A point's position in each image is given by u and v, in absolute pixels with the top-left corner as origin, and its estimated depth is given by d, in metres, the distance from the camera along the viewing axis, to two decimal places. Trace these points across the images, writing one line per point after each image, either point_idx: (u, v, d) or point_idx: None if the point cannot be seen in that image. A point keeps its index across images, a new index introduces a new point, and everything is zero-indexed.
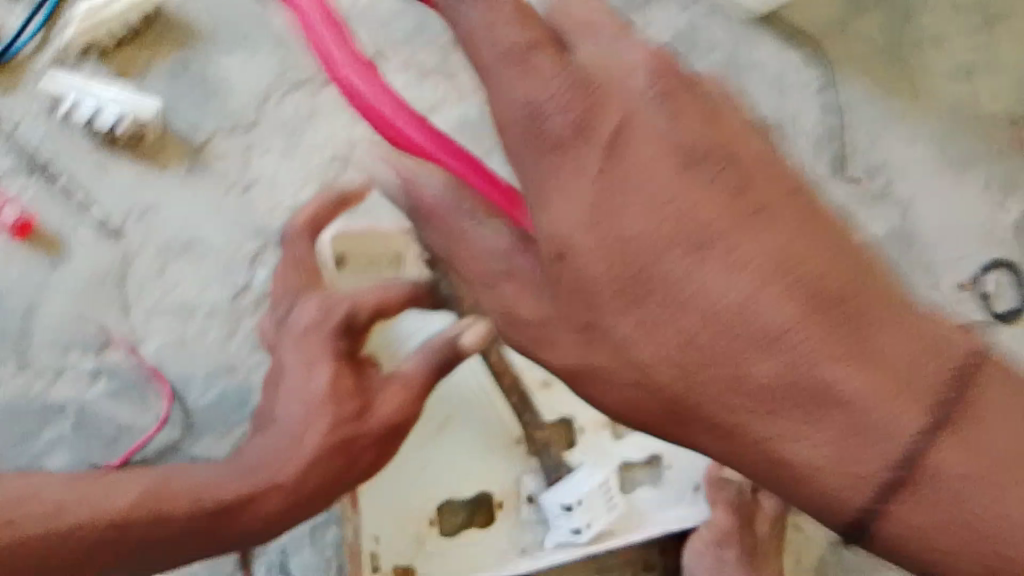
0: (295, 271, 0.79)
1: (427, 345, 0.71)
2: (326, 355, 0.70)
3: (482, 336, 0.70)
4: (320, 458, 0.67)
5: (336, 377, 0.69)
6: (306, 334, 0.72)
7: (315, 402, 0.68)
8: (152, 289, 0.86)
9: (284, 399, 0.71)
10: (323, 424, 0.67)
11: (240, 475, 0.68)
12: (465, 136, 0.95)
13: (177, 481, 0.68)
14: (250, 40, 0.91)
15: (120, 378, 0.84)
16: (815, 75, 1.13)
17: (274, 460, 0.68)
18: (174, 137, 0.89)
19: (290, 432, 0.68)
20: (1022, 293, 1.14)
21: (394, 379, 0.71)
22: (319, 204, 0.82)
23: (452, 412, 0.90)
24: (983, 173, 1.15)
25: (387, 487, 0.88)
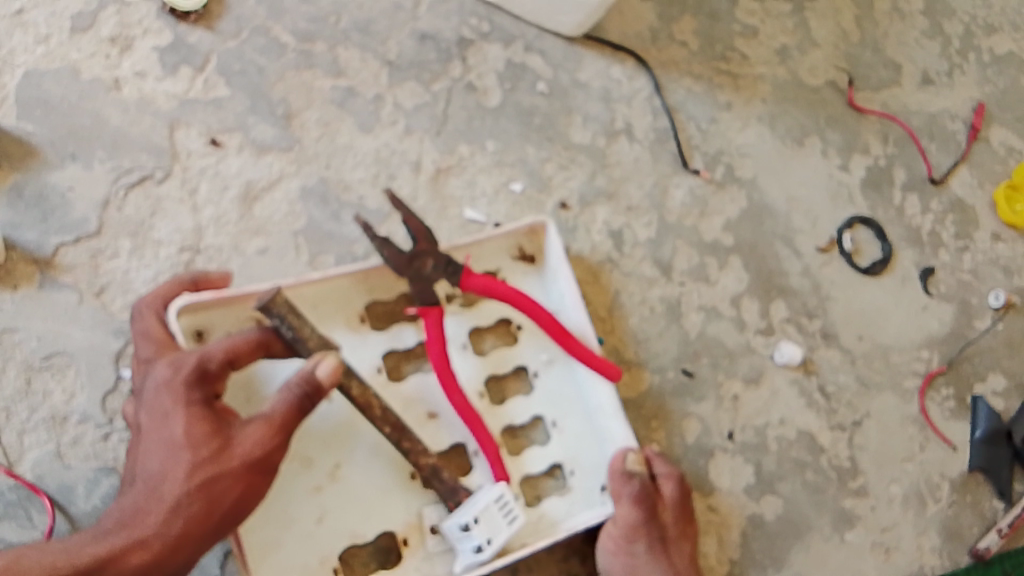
0: (145, 341, 0.81)
1: (287, 383, 0.75)
2: (178, 404, 0.72)
3: (336, 366, 0.74)
4: (180, 503, 0.70)
5: (189, 423, 0.72)
6: (157, 389, 0.74)
7: (171, 450, 0.71)
8: (20, 408, 0.87)
9: (141, 454, 0.73)
10: (180, 469, 0.70)
11: (97, 538, 0.69)
12: (311, 202, 1.00)
13: (29, 559, 0.69)
14: (83, 152, 0.95)
15: (2, 500, 0.85)
16: (644, 83, 1.19)
17: (134, 516, 0.70)
18: (20, 256, 0.91)
19: (149, 483, 0.71)
20: (881, 243, 1.21)
21: (255, 418, 0.73)
22: (173, 282, 0.87)
23: (339, 454, 0.90)
24: (818, 143, 1.24)
25: (281, 542, 0.86)
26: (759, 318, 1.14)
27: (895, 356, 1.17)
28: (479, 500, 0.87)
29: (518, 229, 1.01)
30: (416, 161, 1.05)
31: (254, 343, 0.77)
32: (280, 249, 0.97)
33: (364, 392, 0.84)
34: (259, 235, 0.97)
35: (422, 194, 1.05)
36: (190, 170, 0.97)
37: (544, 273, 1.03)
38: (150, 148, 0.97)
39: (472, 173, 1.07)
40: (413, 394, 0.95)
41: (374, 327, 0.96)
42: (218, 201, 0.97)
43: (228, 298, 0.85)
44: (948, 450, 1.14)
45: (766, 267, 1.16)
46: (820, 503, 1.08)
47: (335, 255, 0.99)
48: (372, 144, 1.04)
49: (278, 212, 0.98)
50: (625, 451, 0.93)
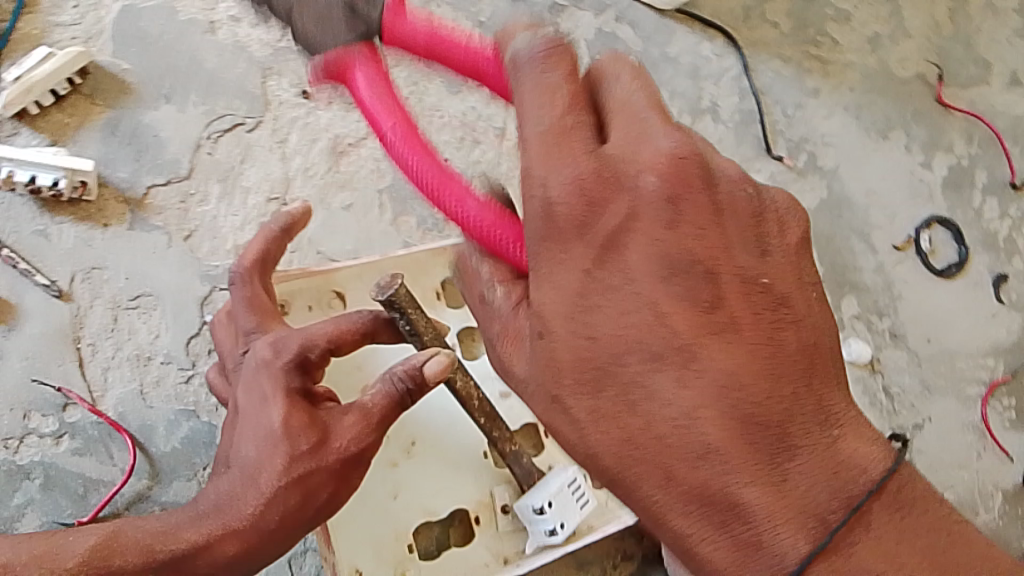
0: (248, 310, 0.80)
1: (392, 374, 0.73)
2: (278, 392, 0.72)
3: (444, 365, 0.72)
4: (276, 496, 0.70)
5: (287, 413, 0.71)
6: (258, 376, 0.74)
7: (268, 440, 0.71)
8: (106, 344, 0.88)
9: (238, 438, 0.73)
10: (276, 459, 0.70)
11: (191, 524, 0.72)
12: (396, 160, 1.00)
13: (127, 533, 0.72)
14: (178, 94, 0.96)
15: (84, 435, 0.86)
16: (732, 62, 1.17)
17: (229, 503, 0.71)
18: (110, 193, 0.92)
19: (245, 470, 0.71)
20: (958, 246, 1.19)
21: (356, 409, 0.73)
22: (267, 235, 0.85)
23: (415, 431, 0.90)
24: (903, 137, 1.21)
25: (358, 516, 0.86)
26: (829, 312, 1.13)
27: (960, 362, 1.16)
28: (552, 482, 0.86)
29: None
30: (502, 126, 1.04)
31: (359, 330, 0.77)
32: (365, 205, 0.97)
33: (466, 384, 0.84)
34: (345, 189, 0.97)
35: (506, 160, 1.04)
36: (281, 119, 0.97)
37: None
38: (242, 94, 0.97)
39: None
40: (488, 372, 0.94)
41: (450, 302, 0.94)
42: (306, 153, 0.97)
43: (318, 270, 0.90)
44: (1003, 459, 1.13)
45: (840, 260, 1.15)
46: None
47: (416, 216, 0.98)
48: (458, 107, 1.04)
49: (364, 169, 0.98)
50: None
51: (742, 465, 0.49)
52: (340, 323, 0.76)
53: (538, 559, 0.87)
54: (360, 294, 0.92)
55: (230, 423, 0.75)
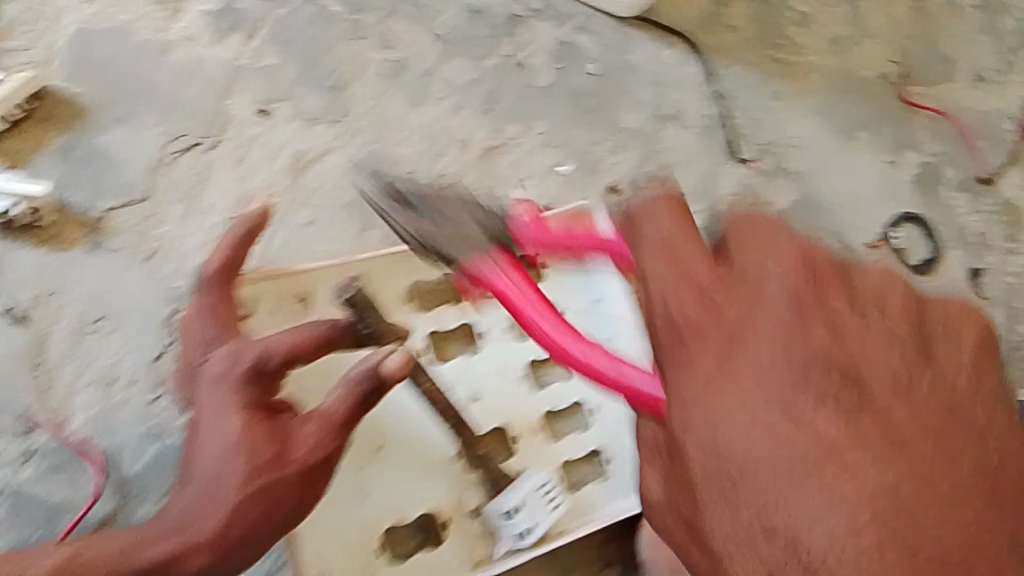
0: (211, 321, 0.79)
1: (352, 376, 0.71)
2: (235, 405, 0.71)
3: (404, 360, 0.70)
4: (238, 511, 0.68)
5: (246, 427, 0.70)
6: (216, 391, 0.72)
7: (226, 455, 0.69)
8: (66, 368, 0.87)
9: (197, 454, 0.71)
10: (238, 475, 0.68)
11: (151, 542, 0.68)
12: (361, 175, 0.98)
13: (89, 548, 0.69)
14: (131, 115, 0.96)
15: (49, 459, 0.84)
16: (694, 69, 1.17)
17: (189, 521, 0.69)
18: (68, 216, 0.92)
19: (206, 487, 0.69)
20: (931, 242, 1.16)
21: (314, 416, 0.72)
22: (232, 236, 0.83)
23: (382, 435, 0.88)
24: (869, 137, 1.20)
25: (326, 519, 0.85)
26: None
27: None
28: (522, 485, 0.87)
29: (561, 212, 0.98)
30: (465, 139, 1.04)
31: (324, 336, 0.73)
32: (329, 221, 0.96)
33: None
34: (307, 205, 0.96)
35: (471, 173, 1.02)
36: (241, 137, 0.97)
37: None
38: (200, 113, 0.97)
39: (520, 153, 1.05)
40: (453, 376, 0.93)
41: (420, 307, 0.95)
42: (267, 170, 0.97)
43: (282, 275, 0.89)
44: None
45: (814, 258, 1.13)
46: None
47: (381, 231, 0.97)
48: (420, 119, 1.03)
49: (329, 182, 0.98)
50: None
51: (866, 483, 0.45)
52: (301, 330, 0.73)
53: (505, 565, 0.85)
54: (325, 298, 0.91)
55: (191, 439, 0.73)
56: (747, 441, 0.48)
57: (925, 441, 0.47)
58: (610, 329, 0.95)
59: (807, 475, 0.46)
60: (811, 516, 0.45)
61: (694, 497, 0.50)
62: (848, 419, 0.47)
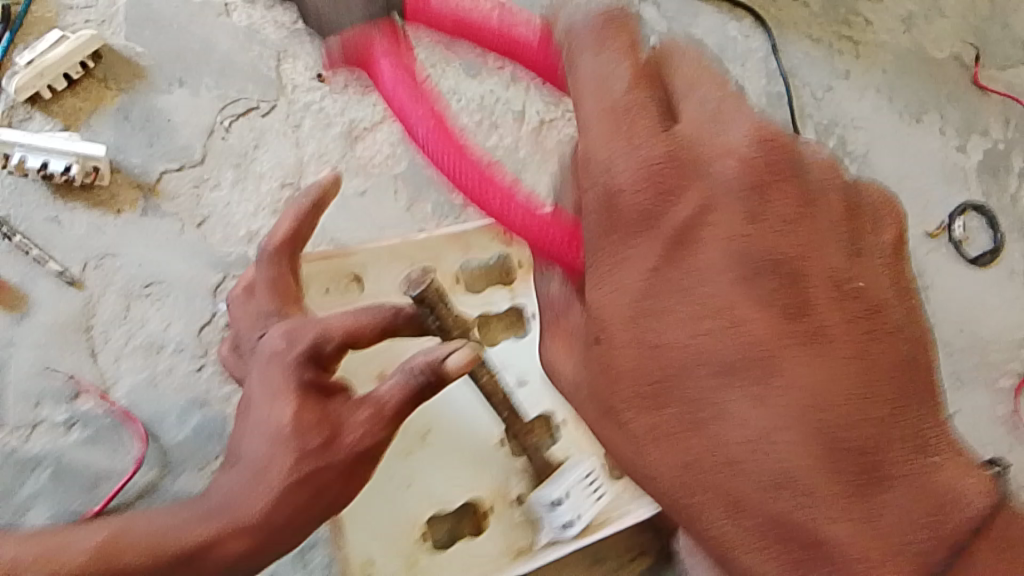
0: (270, 295, 0.80)
1: (410, 366, 0.70)
2: (288, 386, 0.70)
3: (468, 357, 0.69)
4: (285, 497, 0.68)
5: (297, 409, 0.69)
6: (269, 369, 0.72)
7: (276, 437, 0.68)
8: (117, 332, 0.87)
9: (248, 431, 0.71)
10: (286, 458, 0.68)
11: (198, 520, 0.69)
12: (413, 146, 0.97)
13: (132, 529, 0.71)
14: (190, 78, 0.95)
15: (94, 424, 0.85)
16: (760, 43, 1.14)
17: (236, 500, 0.69)
18: (123, 179, 0.91)
19: (252, 466, 0.69)
20: (992, 233, 1.13)
21: (368, 401, 0.70)
22: (296, 209, 0.81)
23: (430, 419, 0.88)
24: (937, 120, 1.16)
25: (370, 503, 0.85)
26: None
27: (994, 352, 1.10)
28: (569, 474, 0.86)
29: None
30: (521, 110, 1.01)
31: (381, 326, 0.73)
32: (378, 190, 0.96)
33: (490, 378, 0.81)
34: (359, 175, 0.96)
35: (524, 146, 1.01)
36: (295, 103, 0.96)
37: None
38: (255, 77, 0.96)
39: (576, 129, 1.03)
40: (501, 359, 0.92)
41: (468, 289, 0.93)
42: (321, 138, 0.95)
43: (340, 254, 0.88)
44: None
45: None
46: None
47: (432, 201, 0.97)
48: (476, 89, 1.01)
49: (379, 153, 0.96)
50: None
51: (850, 465, 0.48)
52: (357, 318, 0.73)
53: (549, 554, 0.84)
54: (379, 281, 0.89)
55: (242, 415, 0.74)
56: (752, 484, 0.49)
57: (858, 391, 0.48)
58: None
59: (795, 482, 0.48)
60: (830, 525, 0.48)
61: (778, 545, 0.50)
62: (793, 414, 0.48)
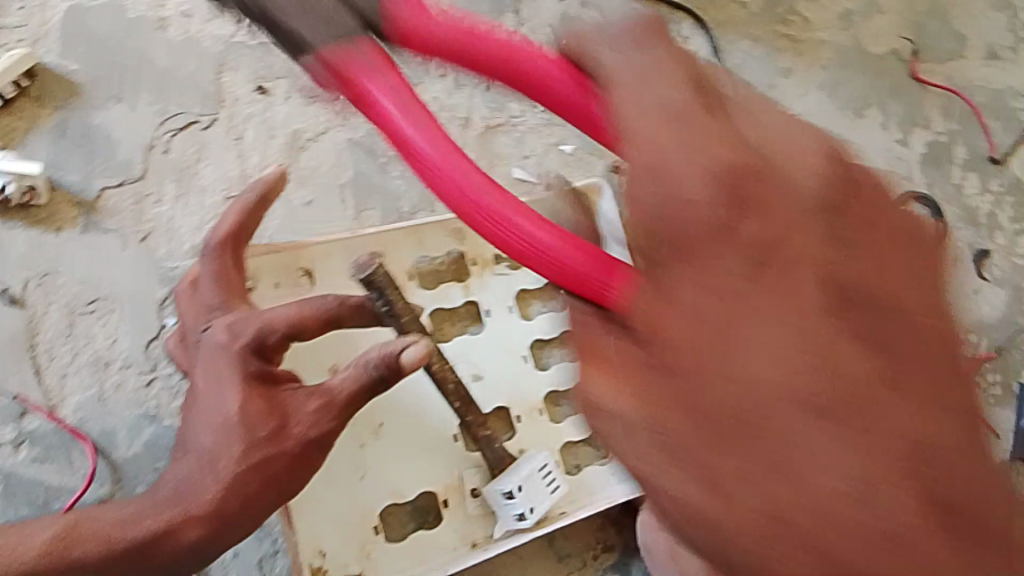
0: (213, 284, 0.77)
1: (366, 360, 0.71)
2: (235, 378, 0.70)
3: (423, 354, 0.70)
4: (238, 485, 0.67)
5: (244, 400, 0.69)
6: (215, 361, 0.72)
7: (226, 427, 0.68)
8: (62, 350, 0.86)
9: (195, 422, 0.70)
10: (236, 447, 0.67)
11: (149, 511, 0.68)
12: (358, 154, 0.98)
13: (85, 522, 0.70)
14: (128, 94, 0.94)
15: (44, 442, 0.84)
16: (700, 44, 1.16)
17: (186, 492, 0.68)
18: (63, 196, 0.91)
19: (203, 457, 0.68)
20: (938, 221, 1.14)
21: (317, 392, 0.71)
22: (243, 203, 0.80)
23: (383, 413, 0.88)
24: (877, 115, 1.18)
25: (323, 498, 0.84)
26: None
27: None
28: (525, 465, 0.86)
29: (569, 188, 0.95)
30: (466, 117, 1.02)
31: (325, 317, 0.73)
32: (325, 200, 0.95)
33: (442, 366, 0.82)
34: (305, 185, 0.96)
35: (470, 149, 1.01)
36: (236, 116, 0.96)
37: None
38: (196, 91, 0.96)
39: (521, 132, 1.04)
40: (455, 353, 0.91)
41: (421, 285, 0.93)
42: (264, 149, 0.95)
43: (290, 248, 0.88)
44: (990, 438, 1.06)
45: None
46: None
47: (378, 208, 0.96)
48: (420, 97, 1.02)
49: (325, 162, 0.97)
50: None
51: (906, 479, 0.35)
52: (303, 309, 0.72)
53: (505, 544, 0.84)
54: (330, 274, 0.89)
55: (190, 409, 0.73)
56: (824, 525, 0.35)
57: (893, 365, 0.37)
58: None
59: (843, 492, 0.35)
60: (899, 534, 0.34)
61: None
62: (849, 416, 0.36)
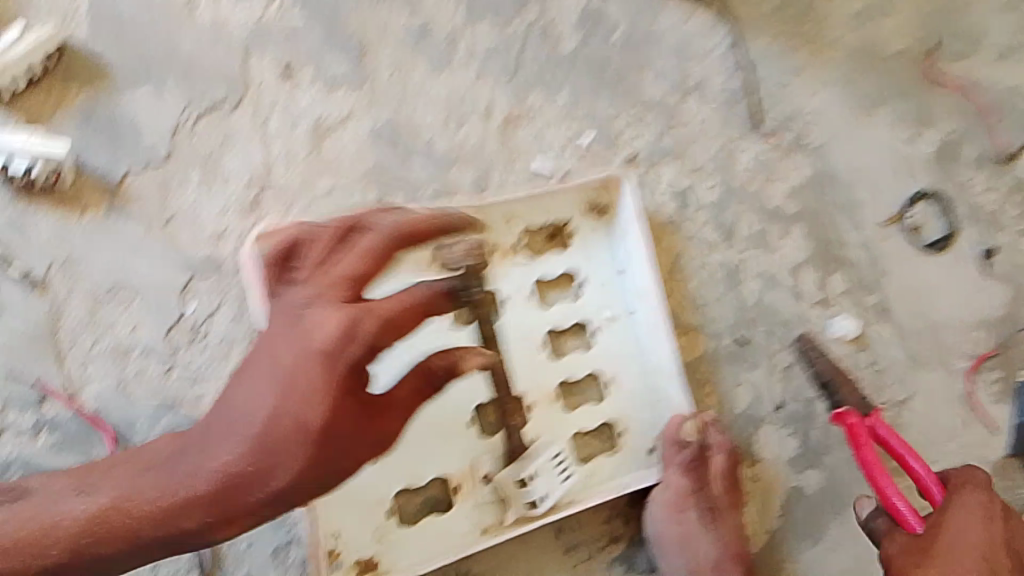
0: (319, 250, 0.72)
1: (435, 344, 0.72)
2: (330, 345, 0.66)
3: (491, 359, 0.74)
4: (291, 488, 0.68)
5: (327, 365, 0.67)
6: (297, 358, 0.67)
7: (309, 389, 0.66)
8: (84, 335, 0.89)
9: (264, 379, 0.68)
10: (319, 408, 0.67)
11: (229, 461, 0.68)
12: (380, 144, 0.99)
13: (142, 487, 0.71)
14: (153, 77, 0.95)
15: (62, 430, 0.89)
16: (717, 41, 1.13)
17: (265, 444, 0.67)
18: (88, 179, 0.92)
19: (278, 416, 0.67)
20: (944, 221, 1.17)
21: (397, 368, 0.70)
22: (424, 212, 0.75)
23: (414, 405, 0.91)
24: (891, 114, 1.18)
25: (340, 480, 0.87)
26: (815, 290, 1.13)
27: (946, 335, 1.15)
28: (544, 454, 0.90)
29: (590, 182, 0.94)
30: (486, 109, 1.02)
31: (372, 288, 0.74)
32: (346, 189, 0.97)
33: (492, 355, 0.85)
34: (327, 173, 0.97)
35: (490, 141, 1.02)
36: (260, 102, 0.96)
37: (612, 229, 0.97)
38: (220, 76, 0.96)
39: (541, 123, 1.04)
40: (474, 343, 0.92)
41: None
42: (288, 136, 0.96)
43: None
44: (989, 433, 1.14)
45: (827, 237, 1.14)
46: (860, 475, 1.09)
47: (401, 198, 0.98)
48: (442, 86, 1.02)
49: (347, 152, 0.98)
50: (681, 417, 0.92)
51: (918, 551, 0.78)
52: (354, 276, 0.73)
53: (514, 531, 0.89)
54: None
55: (248, 389, 0.69)
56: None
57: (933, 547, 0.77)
58: (634, 302, 0.97)
59: None
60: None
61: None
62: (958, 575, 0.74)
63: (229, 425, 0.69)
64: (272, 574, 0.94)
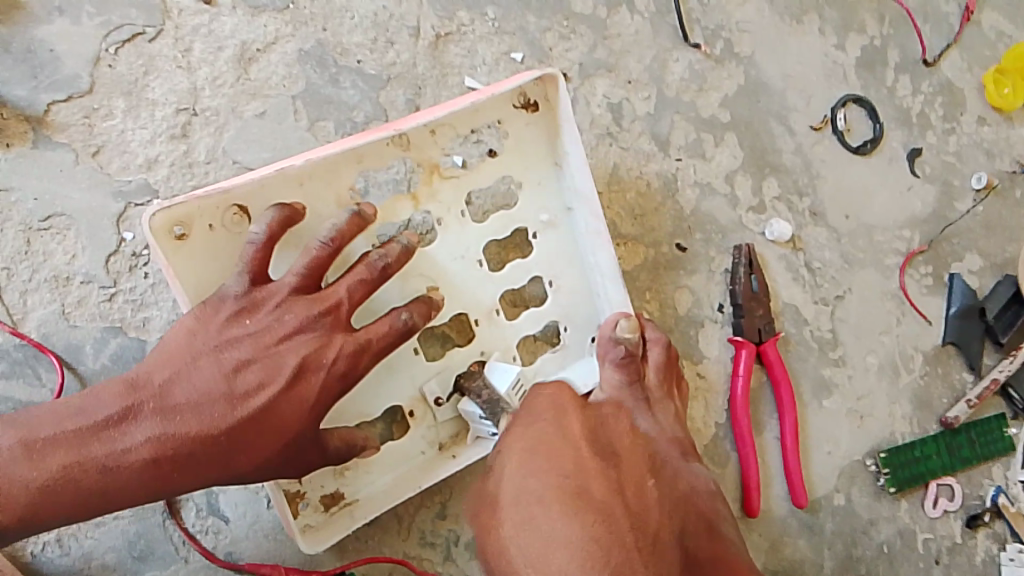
0: (312, 273, 0.83)
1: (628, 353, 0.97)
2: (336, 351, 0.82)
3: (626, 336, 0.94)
4: (256, 468, 0.80)
5: (332, 371, 0.82)
6: (301, 367, 0.81)
7: (305, 389, 0.81)
8: (22, 267, 0.90)
9: (271, 382, 0.80)
10: (309, 409, 0.82)
11: (208, 436, 0.77)
12: (308, 65, 0.98)
13: (108, 456, 0.74)
14: (69, 6, 0.92)
15: (9, 358, 0.89)
16: None
17: (252, 431, 0.79)
18: (11, 113, 0.90)
19: (277, 415, 0.80)
20: (873, 123, 1.19)
21: (372, 350, 0.84)
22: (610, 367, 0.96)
23: None
24: (816, 21, 1.19)
25: None
26: (751, 196, 1.15)
27: (880, 234, 1.18)
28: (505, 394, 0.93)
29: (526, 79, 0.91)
30: (415, 26, 1.02)
31: (333, 248, 0.83)
32: (278, 112, 0.96)
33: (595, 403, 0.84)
34: (257, 98, 0.96)
35: (422, 61, 1.02)
36: (183, 28, 0.95)
37: (546, 120, 0.96)
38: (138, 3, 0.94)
39: (471, 41, 1.04)
40: (418, 267, 0.93)
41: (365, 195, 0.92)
42: (213, 61, 0.95)
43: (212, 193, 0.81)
44: (922, 324, 1.18)
45: (760, 144, 1.16)
46: (799, 370, 1.14)
47: (333, 120, 0.98)
48: (369, 6, 1.01)
49: (275, 76, 0.97)
50: (616, 319, 0.95)
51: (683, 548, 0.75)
52: (315, 251, 0.83)
53: (472, 454, 0.96)
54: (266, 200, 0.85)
55: (218, 376, 0.79)
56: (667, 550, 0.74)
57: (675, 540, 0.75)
58: (572, 200, 0.98)
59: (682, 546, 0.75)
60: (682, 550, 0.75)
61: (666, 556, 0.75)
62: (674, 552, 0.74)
63: (192, 403, 0.77)
64: (233, 490, 0.95)
